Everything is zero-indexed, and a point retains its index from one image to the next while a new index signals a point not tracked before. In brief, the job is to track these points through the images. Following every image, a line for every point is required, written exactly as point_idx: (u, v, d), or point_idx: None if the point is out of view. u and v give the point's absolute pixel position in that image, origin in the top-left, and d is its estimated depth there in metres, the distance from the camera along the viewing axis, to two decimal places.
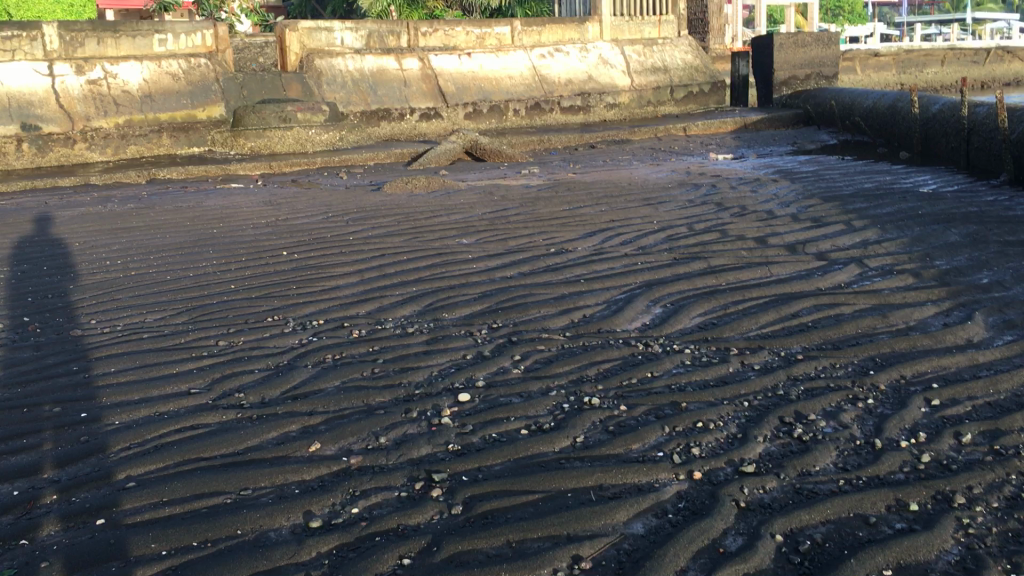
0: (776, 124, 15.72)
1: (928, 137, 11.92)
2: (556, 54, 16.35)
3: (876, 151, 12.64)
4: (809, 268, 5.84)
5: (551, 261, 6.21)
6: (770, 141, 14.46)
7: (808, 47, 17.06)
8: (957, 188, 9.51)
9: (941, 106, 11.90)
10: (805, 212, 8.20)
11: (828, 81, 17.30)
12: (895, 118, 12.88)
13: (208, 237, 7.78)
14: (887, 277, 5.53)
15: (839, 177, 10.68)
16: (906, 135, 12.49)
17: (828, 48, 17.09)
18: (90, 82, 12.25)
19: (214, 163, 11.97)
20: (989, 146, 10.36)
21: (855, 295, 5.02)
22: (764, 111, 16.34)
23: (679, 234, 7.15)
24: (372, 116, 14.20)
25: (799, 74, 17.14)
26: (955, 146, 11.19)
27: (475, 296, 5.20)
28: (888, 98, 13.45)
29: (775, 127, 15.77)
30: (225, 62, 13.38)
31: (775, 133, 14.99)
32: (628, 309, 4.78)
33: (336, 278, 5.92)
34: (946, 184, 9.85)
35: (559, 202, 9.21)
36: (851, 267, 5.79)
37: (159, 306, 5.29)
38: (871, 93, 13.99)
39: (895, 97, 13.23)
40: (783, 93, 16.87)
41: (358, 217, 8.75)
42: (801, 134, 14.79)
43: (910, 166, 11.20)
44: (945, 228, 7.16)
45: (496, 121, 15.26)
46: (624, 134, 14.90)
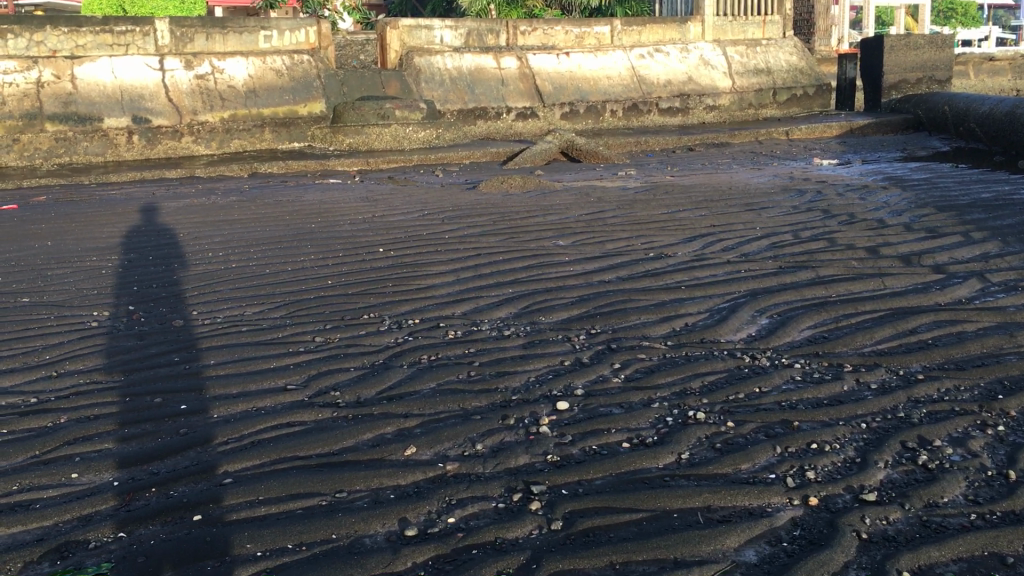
0: (884, 129, 15.15)
1: None
2: (656, 55, 16.10)
3: (992, 159, 12.03)
4: (925, 281, 5.54)
5: (651, 265, 6.04)
6: (878, 146, 13.93)
7: (920, 50, 16.39)
8: None
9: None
10: (918, 221, 7.82)
11: (940, 86, 16.56)
12: (1014, 125, 12.24)
13: (307, 232, 7.86)
14: (1012, 293, 5.19)
15: (955, 186, 10.19)
16: None
17: (942, 51, 16.38)
18: (197, 77, 12.56)
19: (313, 158, 12.14)
20: None
21: (977, 312, 4.72)
22: (872, 116, 15.77)
23: (784, 241, 6.90)
24: (469, 115, 14.22)
25: (910, 78, 16.47)
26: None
27: (572, 300, 5.08)
28: (1006, 104, 12.80)
29: (883, 132, 15.19)
30: (327, 59, 13.55)
31: (883, 139, 14.45)
32: (732, 319, 4.60)
33: (432, 277, 5.87)
34: None
35: (657, 205, 9.02)
36: (972, 281, 5.46)
37: (258, 299, 5.32)
38: (988, 99, 13.35)
39: (1014, 103, 12.58)
40: (892, 97, 16.25)
41: (454, 215, 8.72)
42: (910, 141, 14.22)
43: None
44: None
45: (593, 121, 15.10)
46: (724, 137, 14.57)
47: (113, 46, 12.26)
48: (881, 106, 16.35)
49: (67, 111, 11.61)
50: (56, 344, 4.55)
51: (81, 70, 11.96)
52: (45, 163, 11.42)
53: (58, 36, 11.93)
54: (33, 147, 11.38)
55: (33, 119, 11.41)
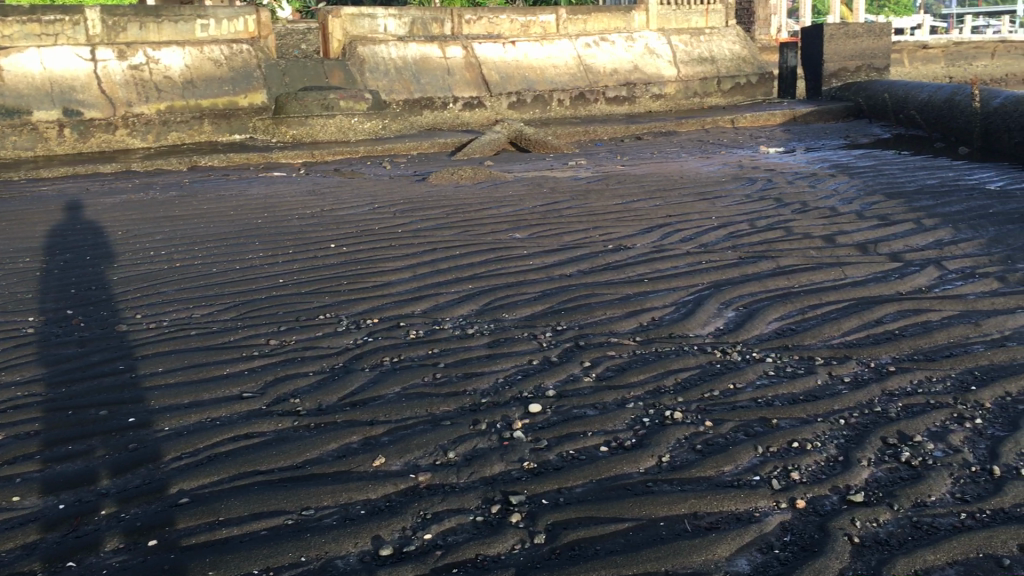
0: (827, 116, 15.30)
1: (989, 132, 11.43)
2: (601, 43, 16.03)
3: (933, 146, 12.18)
4: (884, 269, 5.53)
5: (610, 258, 5.96)
6: (822, 133, 14.05)
7: (859, 39, 16.53)
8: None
9: (1003, 100, 11.42)
10: (869, 208, 7.86)
11: (879, 74, 16.75)
12: (954, 112, 12.41)
13: (253, 228, 7.62)
14: (970, 279, 5.19)
15: (901, 173, 10.29)
16: (966, 129, 12.01)
17: (881, 40, 16.58)
18: (132, 67, 12.15)
19: (255, 151, 11.84)
20: None
21: (939, 299, 4.70)
22: (814, 103, 15.92)
23: (741, 231, 6.87)
24: (414, 105, 13.99)
25: (849, 66, 16.65)
26: (1019, 141, 10.68)
27: (534, 295, 4.97)
28: (945, 90, 12.99)
29: (825, 119, 15.34)
30: (267, 48, 13.22)
31: (826, 127, 14.58)
32: (698, 313, 4.52)
33: (388, 273, 5.71)
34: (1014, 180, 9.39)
35: (610, 195, 8.95)
36: (930, 268, 5.46)
37: (206, 300, 5.11)
38: (927, 86, 13.54)
39: (953, 90, 12.77)
40: (833, 85, 16.40)
41: (405, 208, 8.55)
42: (853, 128, 14.37)
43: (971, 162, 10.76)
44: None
45: (540, 111, 15.00)
46: (671, 126, 14.57)
47: (41, 37, 11.75)
48: (823, 94, 16.51)
49: None
50: None
51: (9, 61, 11.47)
52: None
53: None
54: None
55: None
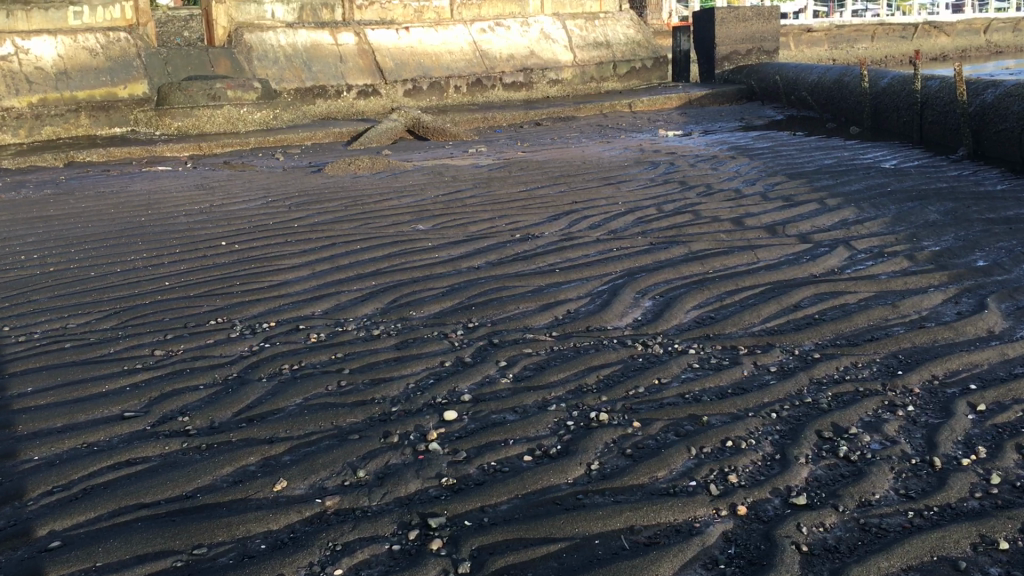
0: (721, 99, 15.43)
1: (878, 112, 11.65)
2: (497, 28, 15.80)
3: (825, 126, 12.37)
4: (794, 251, 5.47)
5: (518, 248, 5.74)
6: (718, 116, 14.16)
7: (749, 22, 16.57)
8: (919, 161, 9.19)
9: (890, 79, 11.65)
10: (772, 190, 7.85)
11: (768, 57, 16.94)
12: (843, 93, 12.62)
13: (137, 226, 7.11)
14: (878, 258, 5.17)
15: (798, 153, 10.38)
16: (856, 109, 12.22)
17: (769, 23, 16.59)
18: (0, 59, 11.30)
19: (138, 144, 11.21)
20: (943, 120, 10.07)
21: (853, 281, 4.63)
22: (708, 86, 16.06)
23: (648, 216, 6.75)
24: (307, 94, 13.51)
25: (739, 49, 16.72)
26: (906, 119, 10.89)
27: (440, 291, 4.71)
28: (834, 72, 13.22)
29: (719, 102, 15.48)
30: (148, 36, 12.52)
31: (721, 109, 14.69)
32: (615, 304, 4.35)
33: (284, 272, 5.36)
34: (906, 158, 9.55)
35: (513, 182, 8.74)
36: (840, 249, 5.42)
37: (84, 308, 4.66)
38: (816, 68, 13.77)
39: (842, 71, 13.00)
40: (725, 68, 16.54)
41: (300, 202, 8.16)
42: (747, 110, 14.54)
43: (863, 141, 10.93)
44: (923, 205, 6.81)
45: (437, 98, 14.68)
46: (570, 111, 14.46)
47: None
48: (716, 77, 16.64)
49: None
50: None
51: None
52: None
53: None
54: None
55: None
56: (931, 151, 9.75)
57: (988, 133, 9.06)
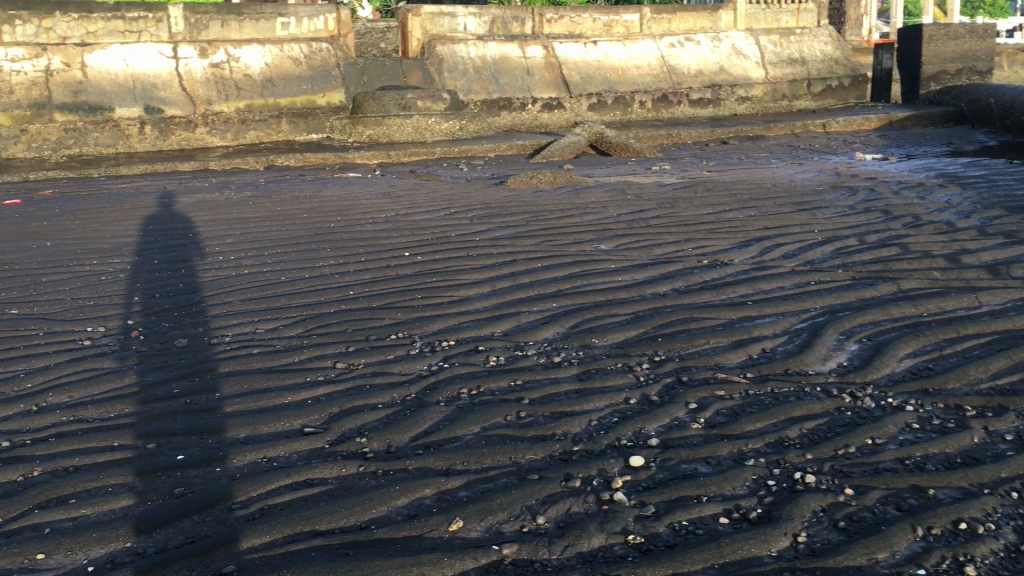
0: (925, 122, 14.42)
1: None
2: (686, 43, 15.41)
3: None
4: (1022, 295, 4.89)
5: (707, 275, 5.43)
6: (922, 140, 13.22)
7: (961, 39, 15.56)
8: None
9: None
10: (989, 224, 7.15)
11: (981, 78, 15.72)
12: None
13: (327, 232, 7.26)
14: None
15: (1017, 185, 9.49)
16: None
17: (983, 41, 15.54)
18: (213, 65, 12.01)
19: (331, 150, 11.59)
20: None
21: None
22: (912, 107, 15.06)
23: (848, 248, 6.26)
24: (493, 106, 13.60)
25: (949, 69, 15.65)
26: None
27: (624, 319, 4.48)
28: None
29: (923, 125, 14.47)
30: (347, 47, 12.96)
31: (925, 132, 13.72)
32: (816, 345, 3.98)
33: (465, 287, 5.28)
34: None
35: (700, 204, 8.39)
36: None
37: (273, 313, 4.73)
38: None
39: None
40: (930, 89, 15.47)
41: (481, 214, 8.13)
42: (955, 134, 13.51)
43: None
44: None
45: (621, 113, 14.44)
46: (759, 130, 13.88)
47: (125, 34, 11.67)
48: (919, 98, 15.58)
49: (77, 100, 11.06)
50: (40, 368, 3.91)
51: (92, 58, 11.40)
52: (55, 155, 10.85)
53: (68, 23, 11.37)
54: (41, 138, 10.83)
55: (42, 109, 10.87)
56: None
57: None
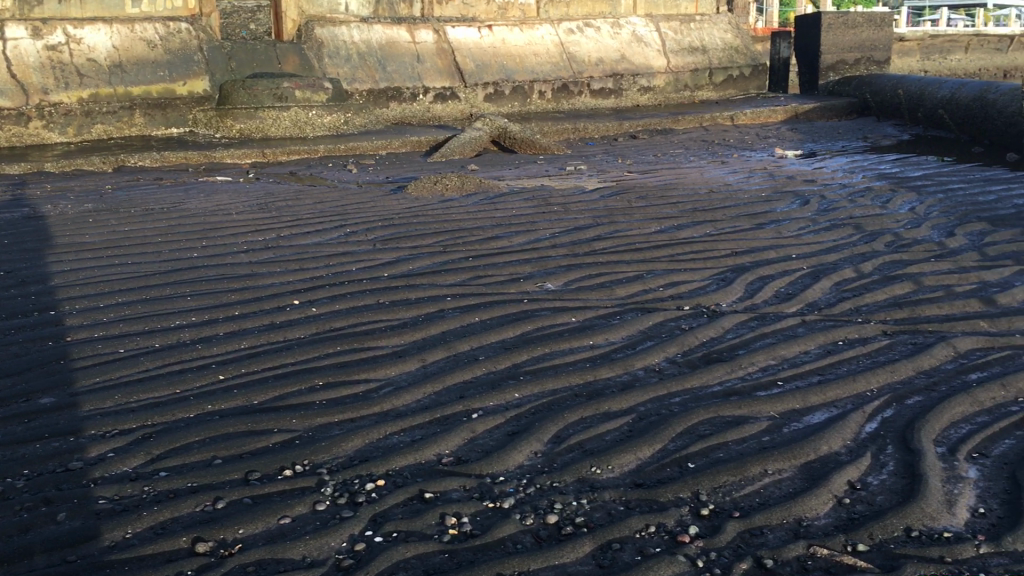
0: (829, 114, 13.62)
1: None
2: (585, 29, 14.33)
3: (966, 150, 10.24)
4: None
5: (703, 334, 4.14)
6: (834, 133, 12.22)
7: (858, 28, 14.84)
8: None
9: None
10: (975, 240, 6.10)
11: (878, 68, 15.09)
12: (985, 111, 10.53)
13: (189, 265, 5.64)
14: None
15: (965, 179, 8.46)
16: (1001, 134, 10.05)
17: (881, 31, 14.91)
18: (48, 48, 10.05)
19: (195, 148, 9.80)
20: None
21: None
22: (811, 99, 14.20)
23: (848, 282, 5.08)
24: (380, 96, 12.20)
25: (847, 58, 14.93)
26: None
27: (624, 428, 3.10)
28: (971, 86, 11.15)
29: (826, 117, 13.57)
30: (211, 28, 11.20)
31: (834, 126, 12.79)
32: (928, 476, 2.68)
33: (380, 363, 3.81)
34: None
35: (639, 217, 7.22)
36: None
37: (104, 429, 3.21)
38: (946, 82, 11.73)
39: (981, 88, 10.90)
40: (830, 79, 14.73)
41: (383, 235, 6.60)
42: (864, 126, 12.65)
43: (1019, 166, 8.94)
44: None
45: (519, 104, 13.28)
46: (667, 122, 12.75)
47: None
48: (818, 89, 14.87)
49: None
50: None
51: None
52: None
53: None
54: None
55: None
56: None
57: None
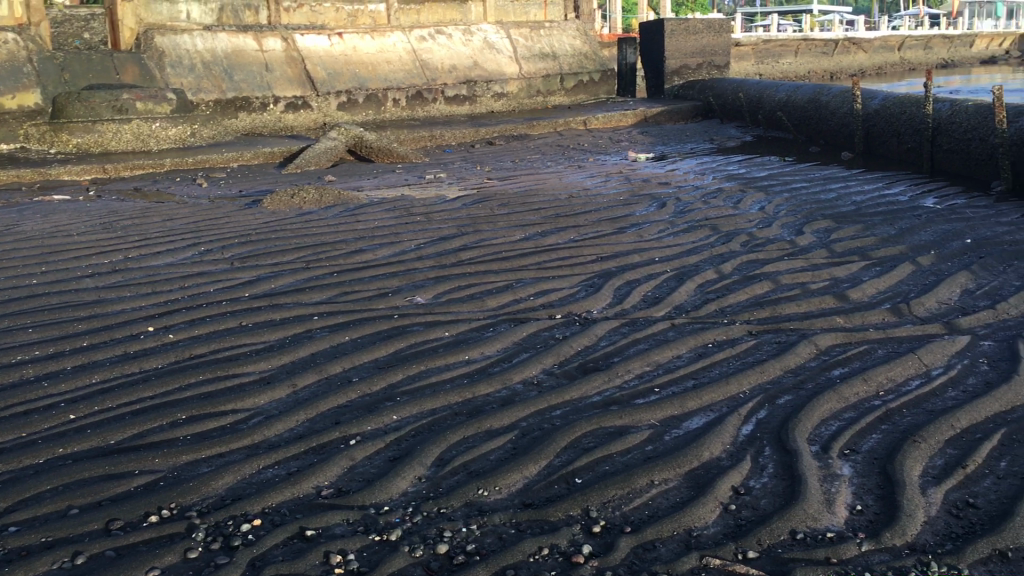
0: (676, 116, 14.05)
1: (870, 137, 9.88)
2: (437, 36, 14.28)
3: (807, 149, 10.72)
4: (951, 347, 3.93)
5: (578, 343, 4.14)
6: (683, 136, 12.61)
7: (700, 34, 15.38)
8: (962, 189, 7.69)
9: (883, 100, 9.90)
10: (823, 237, 6.38)
11: (719, 72, 15.68)
12: (820, 112, 11.08)
13: (28, 293, 5.24)
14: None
15: (808, 178, 8.86)
16: (837, 133, 10.58)
17: (720, 36, 15.49)
18: None
19: (28, 164, 9.18)
20: (962, 148, 8.23)
21: None
22: (659, 103, 14.62)
23: (711, 283, 5.21)
24: (228, 106, 11.79)
25: (690, 63, 15.45)
26: (910, 146, 9.12)
27: (508, 446, 3.04)
28: (806, 89, 11.72)
29: (674, 120, 13.99)
30: (41, 38, 10.51)
31: (682, 128, 13.20)
32: (807, 476, 2.75)
33: (248, 391, 3.62)
34: (935, 184, 8.04)
35: (502, 225, 7.21)
36: (1013, 346, 3.92)
37: None
38: (784, 85, 12.29)
39: (815, 89, 11.47)
40: (675, 83, 15.20)
41: (240, 252, 6.34)
42: (711, 128, 13.11)
43: (856, 164, 9.42)
44: None
45: (373, 112, 13.10)
46: (522, 128, 12.85)
47: None
48: (665, 93, 15.32)
49: None
50: None
51: None
52: None
53: None
54: None
55: None
56: (951, 177, 8.16)
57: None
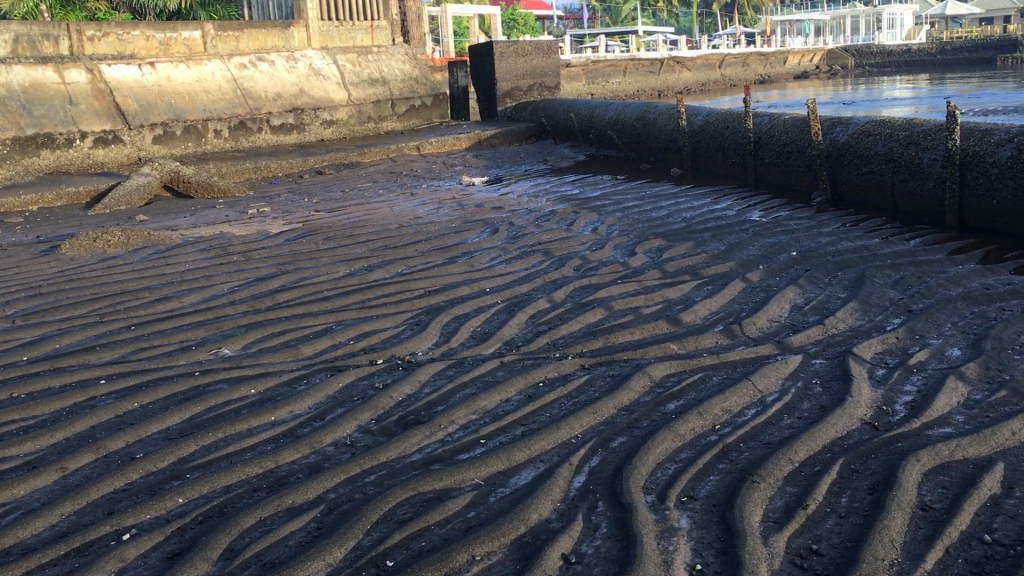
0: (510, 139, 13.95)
1: (697, 153, 10.01)
2: (259, 64, 13.65)
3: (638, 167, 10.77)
4: (783, 369, 3.81)
5: (399, 392, 3.78)
6: (515, 158, 12.51)
7: (529, 56, 15.40)
8: (785, 200, 7.82)
9: (706, 116, 10.09)
10: (655, 257, 6.28)
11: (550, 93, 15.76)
12: (648, 130, 11.19)
13: None
14: (911, 377, 3.66)
15: (638, 196, 8.84)
16: (665, 150, 10.68)
17: (549, 58, 15.58)
18: None
19: None
20: (783, 162, 8.38)
21: (928, 436, 3.06)
22: (493, 125, 14.51)
23: (543, 314, 4.96)
24: (28, 144, 10.78)
25: (521, 85, 15.43)
26: (733, 160, 9.27)
27: (310, 526, 2.64)
28: (633, 108, 11.83)
29: (509, 142, 13.90)
30: None
31: (516, 150, 13.10)
32: (643, 536, 2.48)
33: (7, 480, 3.07)
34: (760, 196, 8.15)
35: (327, 261, 6.78)
36: (842, 364, 3.83)
37: None
38: (612, 104, 12.38)
39: (642, 108, 11.60)
40: (507, 106, 15.14)
41: (24, 308, 5.64)
42: (544, 149, 13.07)
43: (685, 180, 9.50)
44: (870, 267, 5.38)
45: (193, 144, 12.37)
46: (354, 155, 12.41)
47: None
48: (498, 115, 15.22)
49: None
50: None
51: None
52: None
53: None
54: None
55: None
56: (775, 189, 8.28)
57: (845, 177, 7.40)
